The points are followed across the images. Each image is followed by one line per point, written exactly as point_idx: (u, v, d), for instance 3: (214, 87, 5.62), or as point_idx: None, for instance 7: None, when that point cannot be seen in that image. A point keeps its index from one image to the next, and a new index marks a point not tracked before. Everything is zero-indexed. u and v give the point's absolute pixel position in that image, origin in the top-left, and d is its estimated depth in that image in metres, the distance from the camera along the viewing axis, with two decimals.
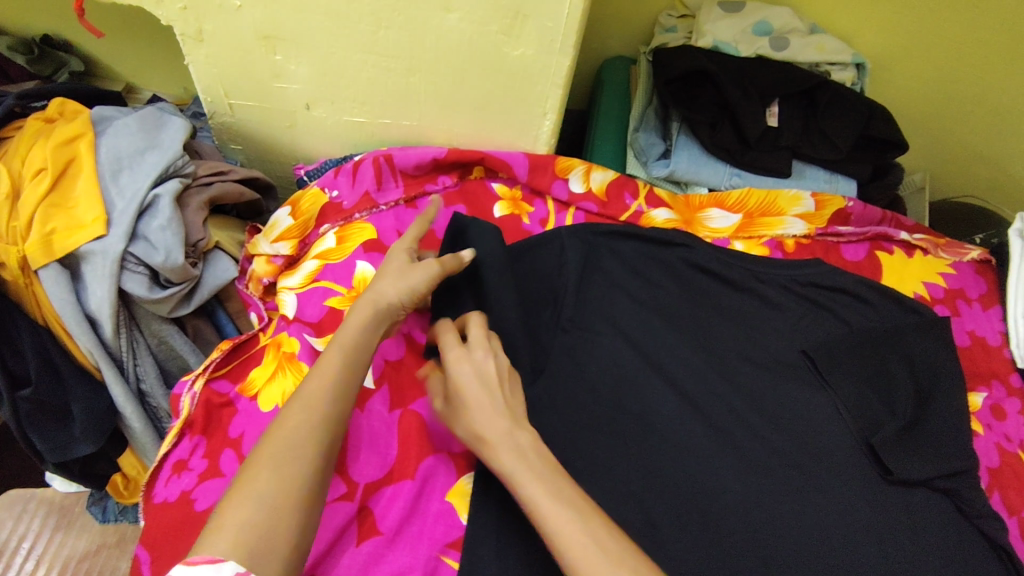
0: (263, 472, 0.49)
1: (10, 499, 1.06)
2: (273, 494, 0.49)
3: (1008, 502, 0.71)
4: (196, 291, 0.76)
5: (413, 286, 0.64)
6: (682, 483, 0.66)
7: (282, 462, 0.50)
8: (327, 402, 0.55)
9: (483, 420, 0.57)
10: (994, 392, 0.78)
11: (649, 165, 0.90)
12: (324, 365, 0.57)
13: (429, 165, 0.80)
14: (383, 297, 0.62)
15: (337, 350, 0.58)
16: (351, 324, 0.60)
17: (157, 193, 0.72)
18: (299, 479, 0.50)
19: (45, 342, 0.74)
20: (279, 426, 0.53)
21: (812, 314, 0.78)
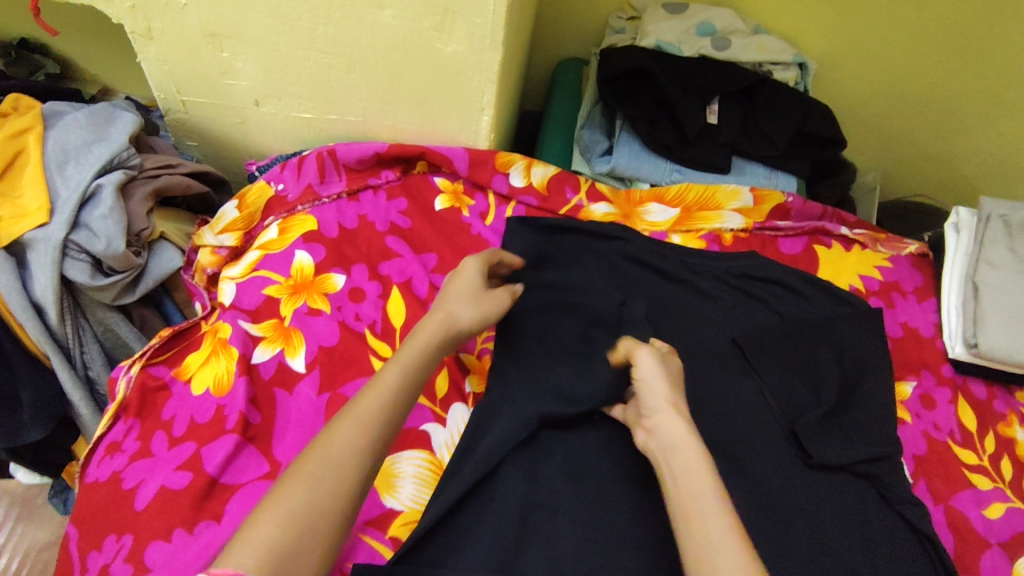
0: (299, 491, 0.46)
1: None
2: (306, 516, 0.45)
3: (934, 490, 0.72)
4: (140, 280, 0.78)
5: (485, 313, 0.63)
6: None
7: (319, 484, 0.47)
8: (377, 425, 0.51)
9: (670, 401, 0.56)
10: (924, 381, 0.79)
11: (593, 162, 0.92)
12: (381, 385, 0.54)
13: (371, 159, 0.82)
14: (456, 317, 0.61)
15: (396, 373, 0.55)
16: (413, 347, 0.58)
17: (100, 182, 0.74)
18: (334, 503, 0.47)
19: None
20: (324, 441, 0.49)
21: (744, 305, 0.79)
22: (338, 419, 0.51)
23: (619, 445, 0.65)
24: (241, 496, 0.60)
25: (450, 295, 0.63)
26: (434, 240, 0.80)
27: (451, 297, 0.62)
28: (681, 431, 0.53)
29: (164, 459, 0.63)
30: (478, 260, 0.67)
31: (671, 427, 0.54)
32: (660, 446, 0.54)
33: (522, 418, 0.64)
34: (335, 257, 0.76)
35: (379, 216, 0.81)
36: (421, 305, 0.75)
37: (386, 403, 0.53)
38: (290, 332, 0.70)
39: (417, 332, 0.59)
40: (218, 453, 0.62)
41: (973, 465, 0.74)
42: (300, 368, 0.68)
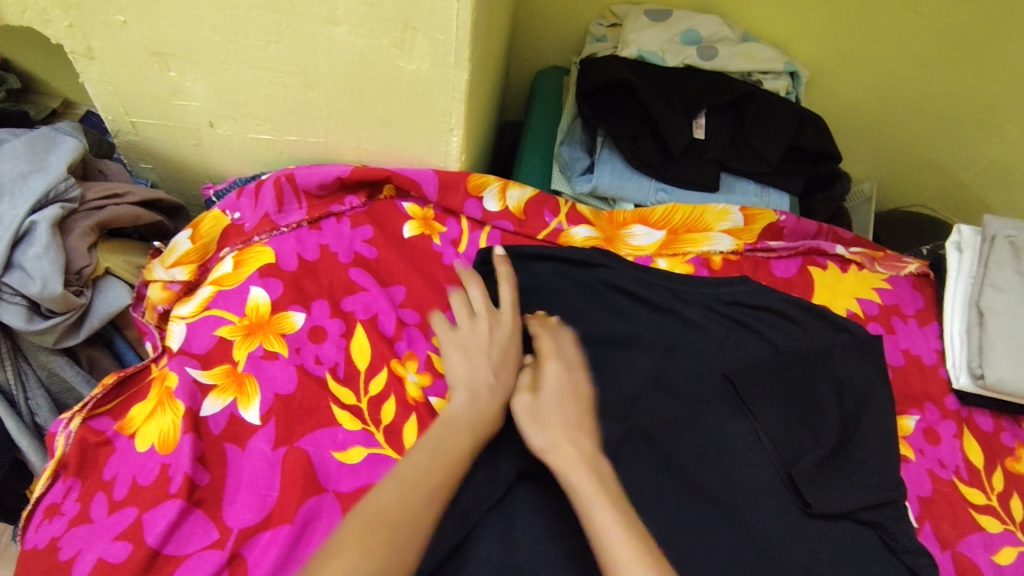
0: (378, 554, 0.45)
1: None
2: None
3: (941, 535, 0.66)
4: (85, 319, 0.72)
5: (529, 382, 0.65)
6: None
7: (398, 540, 0.47)
8: (447, 488, 0.51)
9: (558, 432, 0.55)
10: (927, 415, 0.74)
11: (574, 181, 0.87)
12: (448, 436, 0.55)
13: (333, 184, 0.76)
14: (512, 389, 0.62)
15: (464, 442, 0.55)
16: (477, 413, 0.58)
17: (34, 220, 0.67)
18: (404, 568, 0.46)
19: None
20: (398, 483, 0.50)
21: (735, 334, 0.74)
22: (407, 465, 0.52)
23: None
24: (185, 569, 0.54)
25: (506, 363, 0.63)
26: (402, 271, 0.74)
27: (507, 367, 0.62)
28: (573, 452, 0.54)
29: (103, 526, 0.57)
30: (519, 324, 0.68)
31: (562, 445, 0.55)
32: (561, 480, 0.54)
33: (498, 474, 0.59)
34: (295, 294, 0.70)
35: (342, 246, 0.75)
36: (388, 344, 0.69)
37: (454, 467, 0.53)
38: (243, 379, 0.65)
39: (478, 402, 0.59)
40: (160, 521, 0.56)
41: (981, 506, 0.68)
42: (253, 420, 0.63)
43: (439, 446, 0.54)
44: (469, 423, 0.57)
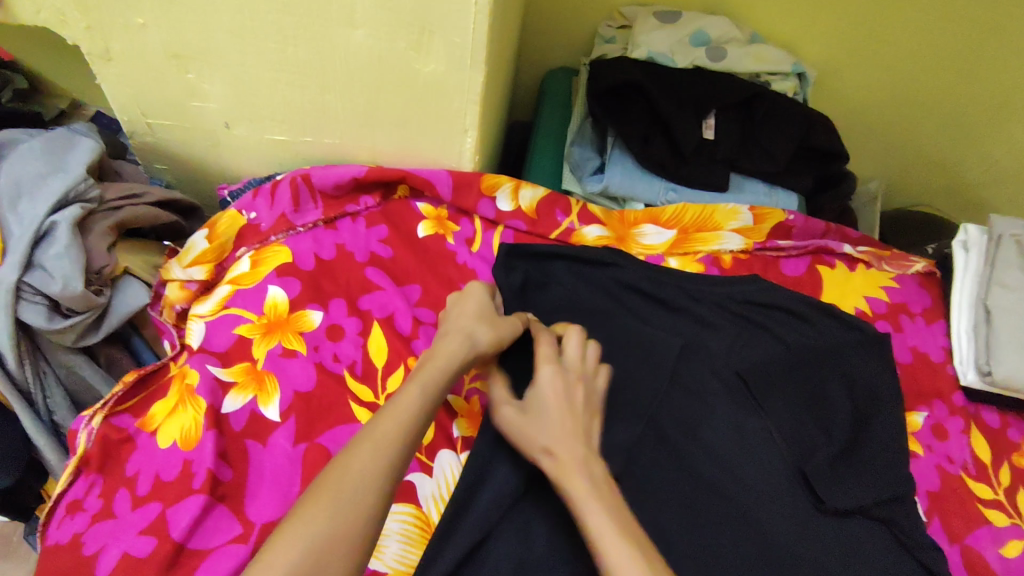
0: (321, 513, 0.44)
1: None
2: (326, 543, 0.43)
3: (950, 529, 0.67)
4: (104, 319, 0.73)
5: (503, 333, 0.62)
6: None
7: (345, 510, 0.45)
8: (399, 442, 0.50)
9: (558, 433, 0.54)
10: (935, 411, 0.75)
11: (584, 181, 0.88)
12: (402, 403, 0.52)
13: (349, 184, 0.77)
14: (475, 340, 0.60)
15: (416, 393, 0.53)
16: (433, 367, 0.56)
17: (54, 220, 0.68)
18: (358, 529, 0.45)
19: None
20: (345, 459, 0.47)
21: (746, 332, 0.75)
22: (358, 437, 0.49)
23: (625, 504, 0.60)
24: (209, 563, 0.55)
25: (467, 317, 0.61)
26: (417, 270, 0.75)
27: (468, 319, 0.61)
28: (571, 456, 0.53)
29: (127, 522, 0.58)
30: (483, 283, 0.66)
31: (560, 461, 0.53)
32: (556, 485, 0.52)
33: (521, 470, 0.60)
34: (311, 293, 0.71)
35: (358, 246, 0.76)
36: (404, 343, 0.70)
37: (405, 424, 0.51)
38: (263, 377, 0.66)
39: (436, 358, 0.57)
40: (184, 516, 0.57)
41: (989, 500, 0.70)
42: (274, 417, 0.63)
43: (393, 408, 0.51)
44: (423, 376, 0.55)
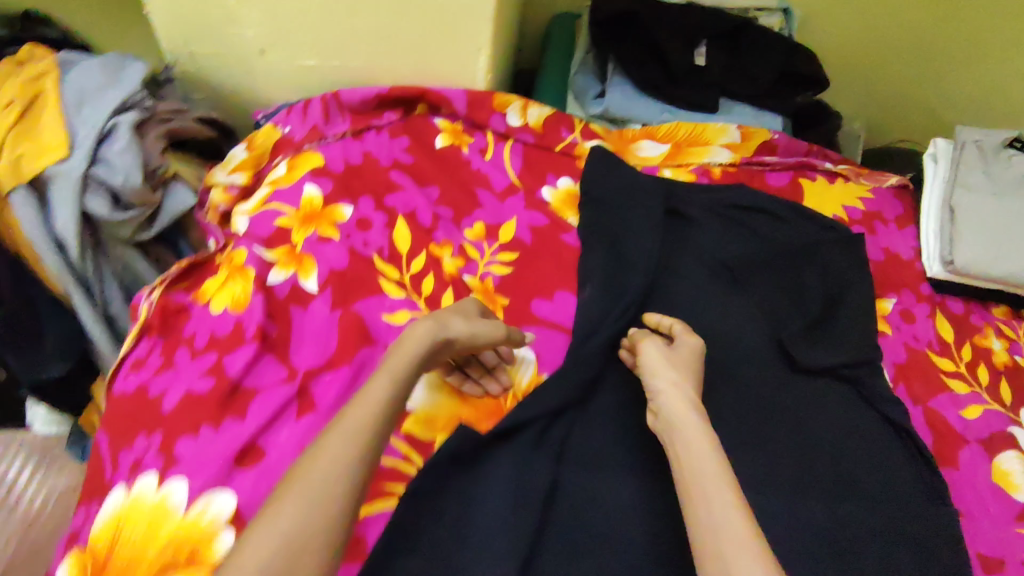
0: (292, 505, 0.44)
1: None
2: (300, 535, 0.43)
3: (913, 392, 0.75)
4: (157, 217, 0.82)
5: (476, 332, 0.62)
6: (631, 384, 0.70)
7: (315, 502, 0.45)
8: (368, 433, 0.49)
9: (679, 378, 0.60)
10: (904, 298, 0.82)
11: (586, 105, 0.96)
12: (370, 394, 0.52)
13: (373, 101, 0.86)
14: (447, 329, 0.60)
15: (386, 382, 0.54)
16: (401, 354, 0.56)
17: (116, 121, 0.77)
18: (331, 522, 0.45)
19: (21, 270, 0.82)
20: (315, 452, 0.47)
21: (731, 229, 0.84)
22: (328, 427, 0.49)
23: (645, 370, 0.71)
24: (262, 397, 0.64)
25: (447, 310, 0.63)
26: (436, 174, 0.83)
27: (448, 312, 0.62)
28: (685, 408, 0.57)
29: (186, 369, 0.67)
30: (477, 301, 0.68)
31: (680, 419, 0.56)
32: (666, 428, 0.57)
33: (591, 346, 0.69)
34: (343, 190, 0.80)
35: (384, 153, 0.84)
36: (425, 233, 0.78)
37: (375, 410, 0.51)
38: (302, 258, 0.74)
39: (407, 339, 0.58)
40: (239, 360, 0.66)
41: (950, 371, 0.78)
42: (312, 288, 0.72)
43: (364, 399, 0.52)
44: (393, 365, 0.55)
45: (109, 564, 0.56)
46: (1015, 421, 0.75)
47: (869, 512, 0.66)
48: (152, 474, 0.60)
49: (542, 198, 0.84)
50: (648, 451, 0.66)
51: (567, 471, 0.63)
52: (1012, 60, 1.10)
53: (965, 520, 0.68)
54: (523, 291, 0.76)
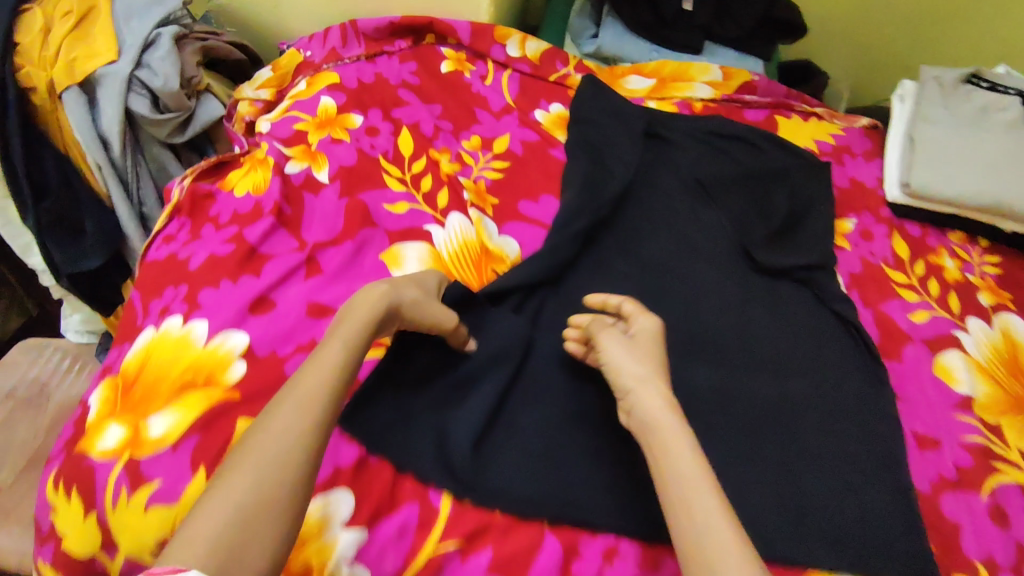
0: (242, 478, 0.44)
1: (25, 347, 1.17)
2: (253, 506, 0.43)
3: (865, 297, 0.83)
4: (190, 124, 0.92)
5: (427, 310, 0.64)
6: (608, 267, 0.79)
7: (270, 471, 0.45)
8: (320, 402, 0.49)
9: (649, 372, 0.58)
10: (864, 220, 0.90)
11: (581, 45, 1.06)
12: (324, 360, 0.52)
13: (387, 29, 0.95)
14: (400, 294, 0.62)
15: (341, 349, 0.54)
16: (355, 320, 0.57)
17: (160, 32, 0.87)
18: (282, 494, 0.45)
19: (67, 169, 0.92)
20: (268, 422, 0.47)
21: (708, 152, 0.91)
22: (281, 395, 0.50)
23: (618, 257, 0.80)
24: (276, 261, 0.73)
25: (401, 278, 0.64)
26: (440, 94, 0.92)
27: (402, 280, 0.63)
28: (660, 403, 0.55)
29: (209, 239, 0.76)
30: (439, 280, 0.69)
31: (659, 418, 0.54)
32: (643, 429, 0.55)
33: (570, 233, 0.77)
34: (356, 103, 0.89)
35: (393, 74, 0.93)
36: (427, 141, 0.87)
37: (330, 378, 0.51)
38: (316, 154, 0.83)
39: (361, 306, 0.58)
40: (258, 228, 0.75)
41: (903, 283, 0.85)
42: (324, 179, 0.81)
43: (320, 367, 0.52)
44: (344, 334, 0.55)
45: (136, 382, 0.65)
46: (960, 327, 0.82)
47: (817, 392, 0.73)
48: (177, 316, 0.69)
49: (535, 119, 0.92)
50: None
51: (541, 334, 0.74)
52: (990, 21, 1.17)
53: (903, 404, 0.75)
54: (512, 193, 0.85)
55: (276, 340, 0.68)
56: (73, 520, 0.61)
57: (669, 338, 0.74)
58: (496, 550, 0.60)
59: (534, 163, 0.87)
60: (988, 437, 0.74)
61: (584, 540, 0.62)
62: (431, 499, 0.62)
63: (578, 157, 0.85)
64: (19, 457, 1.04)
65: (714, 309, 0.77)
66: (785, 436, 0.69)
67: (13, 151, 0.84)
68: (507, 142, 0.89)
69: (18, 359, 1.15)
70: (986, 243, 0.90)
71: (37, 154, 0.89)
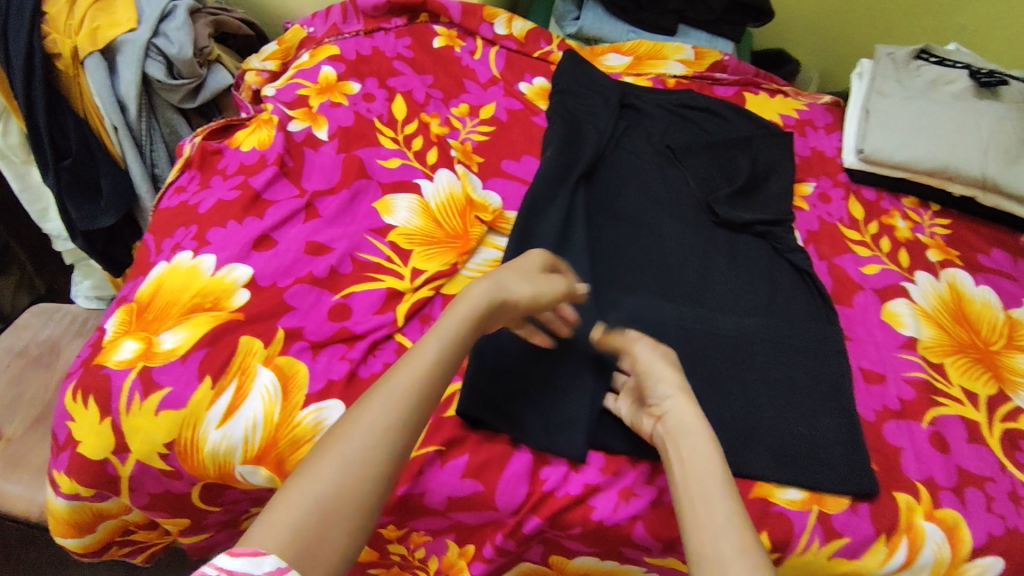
0: (326, 471, 0.46)
1: (40, 310, 1.14)
2: (331, 500, 0.45)
3: (821, 252, 0.90)
4: (201, 91, 1.00)
5: (537, 291, 0.63)
6: (590, 215, 0.85)
7: (354, 468, 0.46)
8: (409, 397, 0.50)
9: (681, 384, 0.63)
10: (822, 184, 0.98)
11: (564, 26, 1.15)
12: (417, 356, 0.53)
13: (384, 7, 1.04)
14: (500, 292, 0.60)
15: (435, 343, 0.54)
16: (457, 313, 0.57)
17: (176, 5, 0.96)
18: (362, 487, 0.46)
19: (87, 133, 0.98)
20: (355, 417, 0.49)
21: (677, 122, 0.98)
22: (374, 387, 0.51)
23: (599, 206, 0.87)
24: (278, 205, 0.80)
25: (505, 271, 0.62)
26: (432, 67, 1.00)
27: (505, 273, 0.61)
28: (692, 415, 0.61)
29: (218, 188, 0.83)
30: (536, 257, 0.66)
31: (691, 427, 0.60)
32: (672, 435, 0.60)
33: (555, 183, 0.85)
34: (354, 72, 0.97)
35: (390, 47, 1.01)
36: (419, 107, 0.95)
37: (419, 373, 0.52)
38: (316, 116, 0.91)
39: (464, 301, 0.58)
40: (262, 177, 0.82)
41: (857, 241, 0.92)
42: (324, 137, 0.89)
43: (415, 364, 0.52)
44: (444, 327, 0.55)
45: (150, 307, 0.72)
46: (910, 279, 0.88)
47: (770, 327, 0.78)
48: (187, 252, 0.76)
49: (520, 90, 1.00)
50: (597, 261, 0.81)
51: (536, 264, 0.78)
52: (939, 12, 1.29)
53: (853, 343, 0.82)
54: (496, 153, 0.92)
55: (276, 272, 0.74)
56: (89, 426, 0.67)
57: (637, 279, 0.81)
58: (471, 455, 0.67)
59: (517, 128, 0.95)
60: (930, 374, 0.79)
61: (552, 449, 0.69)
62: None
63: (559, 119, 0.93)
64: (29, 412, 1.00)
65: (678, 258, 0.83)
66: (741, 364, 0.75)
67: (37, 111, 0.91)
68: (493, 109, 0.97)
69: (30, 321, 1.12)
70: (937, 208, 0.98)
71: (59, 117, 0.96)
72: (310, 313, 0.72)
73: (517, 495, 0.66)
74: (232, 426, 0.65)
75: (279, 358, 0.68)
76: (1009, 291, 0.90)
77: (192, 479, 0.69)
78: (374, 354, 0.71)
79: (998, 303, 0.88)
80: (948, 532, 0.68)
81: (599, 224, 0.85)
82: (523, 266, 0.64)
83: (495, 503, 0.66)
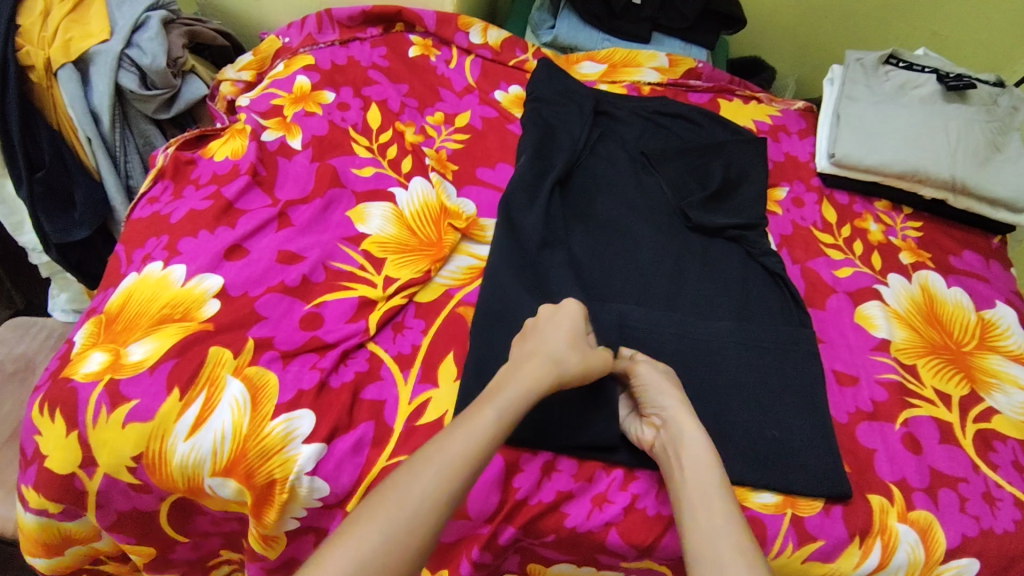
0: (375, 535, 0.47)
1: (14, 325, 1.12)
2: (378, 562, 0.46)
3: (794, 255, 0.91)
4: (175, 102, 1.01)
5: (589, 365, 0.65)
6: (568, 217, 0.86)
7: (401, 532, 0.48)
8: (463, 468, 0.52)
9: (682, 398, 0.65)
10: (796, 188, 0.99)
11: (540, 35, 1.16)
12: (476, 423, 0.55)
13: (359, 17, 1.05)
14: (562, 366, 0.62)
15: (491, 415, 0.56)
16: (510, 391, 0.58)
17: (149, 15, 0.96)
18: (408, 546, 0.48)
19: (60, 144, 0.96)
20: (408, 482, 0.51)
21: (651, 128, 0.99)
22: (426, 452, 0.53)
23: (576, 211, 0.87)
24: (251, 214, 0.80)
25: (562, 343, 0.64)
26: (407, 76, 1.01)
27: (562, 347, 0.63)
28: (693, 424, 0.63)
29: (189, 198, 0.83)
30: (580, 316, 0.68)
31: (690, 436, 0.62)
32: (671, 441, 0.63)
33: (530, 189, 0.85)
34: (328, 81, 0.97)
35: (365, 57, 1.01)
36: (394, 115, 0.95)
37: (476, 445, 0.54)
38: (291, 126, 0.91)
39: (524, 376, 0.60)
40: (234, 186, 0.82)
41: (830, 244, 0.93)
42: (297, 146, 0.89)
43: (471, 430, 0.54)
44: (499, 401, 0.57)
45: (119, 319, 0.71)
46: (882, 281, 0.89)
47: (744, 330, 0.78)
48: (158, 262, 0.75)
49: (495, 99, 1.01)
50: (574, 266, 0.81)
51: (512, 266, 0.78)
52: (905, 20, 1.32)
53: (826, 345, 0.82)
54: (469, 161, 0.92)
55: (246, 282, 0.74)
56: (57, 440, 0.66)
57: (612, 283, 0.81)
58: None
59: (491, 137, 0.96)
60: (902, 375, 0.80)
61: (525, 457, 0.67)
62: (386, 419, 0.68)
63: (536, 124, 0.93)
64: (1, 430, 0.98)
65: (654, 261, 0.84)
66: (712, 366, 0.75)
67: (11, 123, 0.89)
68: (468, 118, 0.98)
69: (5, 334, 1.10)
70: (909, 211, 0.99)
71: (31, 129, 0.93)
72: (282, 322, 0.72)
73: (490, 504, 0.65)
74: (201, 437, 0.64)
75: (249, 367, 0.68)
76: (980, 293, 0.91)
77: (162, 493, 0.68)
78: (345, 363, 0.71)
79: (969, 304, 0.89)
80: (921, 534, 0.68)
81: (576, 228, 0.85)
82: (575, 333, 0.66)
83: (467, 512, 0.65)
